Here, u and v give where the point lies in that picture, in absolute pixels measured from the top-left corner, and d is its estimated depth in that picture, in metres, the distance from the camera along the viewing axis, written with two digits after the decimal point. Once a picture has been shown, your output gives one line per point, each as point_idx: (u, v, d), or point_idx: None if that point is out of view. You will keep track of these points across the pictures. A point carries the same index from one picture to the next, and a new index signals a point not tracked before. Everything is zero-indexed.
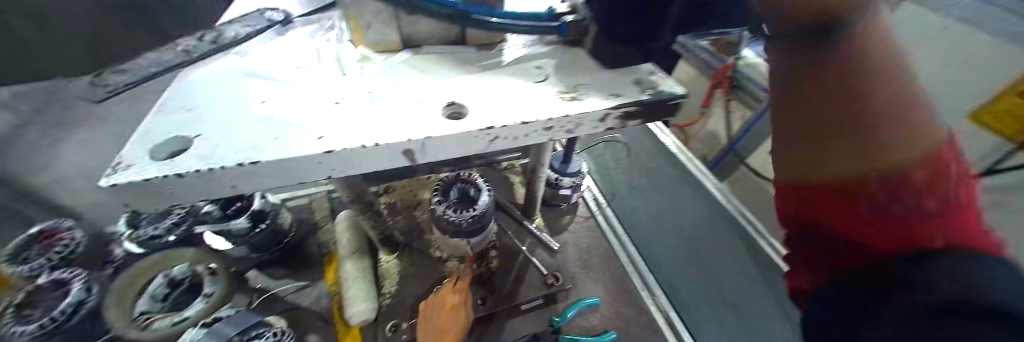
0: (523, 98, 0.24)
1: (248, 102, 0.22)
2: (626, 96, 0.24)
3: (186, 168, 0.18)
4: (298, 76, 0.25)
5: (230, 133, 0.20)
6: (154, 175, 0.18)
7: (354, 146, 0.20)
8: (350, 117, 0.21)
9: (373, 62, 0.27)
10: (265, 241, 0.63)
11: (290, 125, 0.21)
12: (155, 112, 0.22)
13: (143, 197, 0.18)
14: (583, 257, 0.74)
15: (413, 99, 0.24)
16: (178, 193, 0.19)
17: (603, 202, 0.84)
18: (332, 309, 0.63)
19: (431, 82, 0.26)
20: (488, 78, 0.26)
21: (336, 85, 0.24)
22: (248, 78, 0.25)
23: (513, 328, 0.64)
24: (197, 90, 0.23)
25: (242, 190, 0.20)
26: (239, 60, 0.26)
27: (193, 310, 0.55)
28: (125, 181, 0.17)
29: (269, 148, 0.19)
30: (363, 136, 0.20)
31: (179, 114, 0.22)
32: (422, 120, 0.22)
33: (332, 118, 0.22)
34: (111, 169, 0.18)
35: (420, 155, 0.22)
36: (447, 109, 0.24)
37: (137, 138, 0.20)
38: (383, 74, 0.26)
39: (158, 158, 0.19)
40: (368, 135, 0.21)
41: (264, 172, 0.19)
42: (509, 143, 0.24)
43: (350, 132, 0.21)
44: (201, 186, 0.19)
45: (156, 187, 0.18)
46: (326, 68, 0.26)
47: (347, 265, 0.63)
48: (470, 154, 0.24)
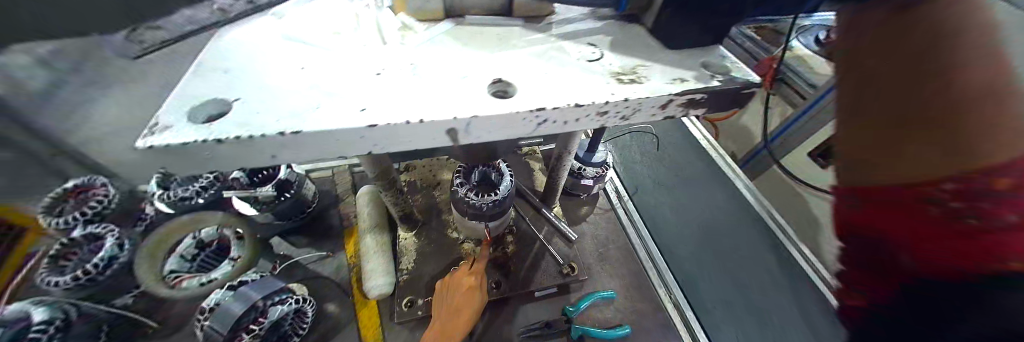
0: (576, 79, 0.22)
1: (286, 67, 0.21)
2: (691, 81, 0.22)
3: (225, 134, 0.17)
4: (336, 43, 0.23)
5: (270, 100, 0.19)
6: (192, 140, 0.17)
7: (400, 122, 0.18)
8: (393, 90, 0.20)
9: (414, 32, 0.25)
10: (288, 210, 0.65)
11: (330, 94, 0.19)
12: (191, 72, 0.21)
13: (180, 162, 0.18)
14: (601, 249, 0.72)
15: (457, 74, 0.22)
16: (215, 160, 0.18)
17: (625, 195, 0.82)
18: (351, 280, 0.65)
19: (476, 56, 0.24)
20: (536, 55, 0.24)
21: (377, 55, 0.23)
22: (285, 41, 0.23)
23: (525, 314, 0.64)
24: (233, 51, 0.22)
25: (279, 160, 0.19)
26: (275, 23, 0.25)
27: (220, 272, 0.57)
28: (162, 143, 0.16)
29: (310, 117, 0.18)
30: (408, 111, 0.19)
31: (216, 76, 0.20)
32: (469, 96, 0.20)
33: (374, 88, 0.20)
34: (147, 130, 0.17)
35: (464, 135, 0.21)
36: (493, 86, 0.22)
37: (173, 99, 0.19)
38: (424, 44, 0.24)
39: (195, 121, 0.18)
40: (413, 110, 0.19)
41: (304, 144, 0.18)
42: (559, 127, 0.22)
43: (394, 106, 0.19)
44: (239, 154, 0.18)
45: (194, 152, 0.17)
46: (365, 36, 0.24)
47: (367, 239, 0.63)
48: (515, 137, 0.22)
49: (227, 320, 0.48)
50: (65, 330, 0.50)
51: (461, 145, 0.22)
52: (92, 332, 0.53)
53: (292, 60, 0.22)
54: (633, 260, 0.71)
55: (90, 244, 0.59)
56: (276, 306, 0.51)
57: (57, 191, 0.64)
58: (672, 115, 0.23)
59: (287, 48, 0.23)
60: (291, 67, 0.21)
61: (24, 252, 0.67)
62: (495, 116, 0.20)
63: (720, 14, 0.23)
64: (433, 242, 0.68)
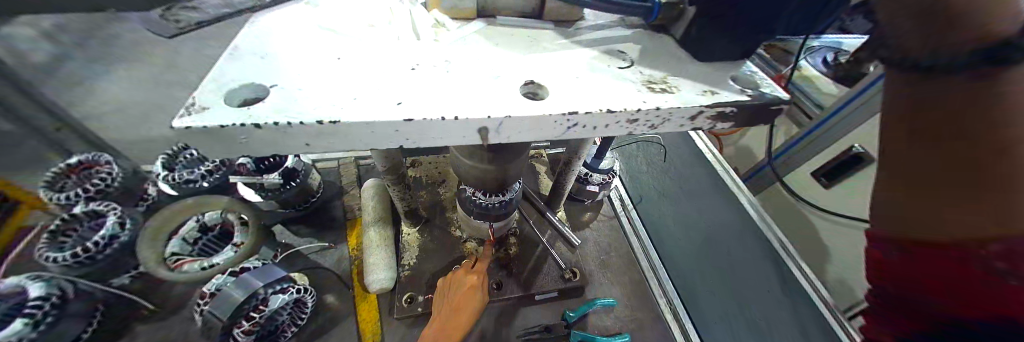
0: (608, 84, 0.22)
1: (321, 56, 0.21)
2: (721, 94, 0.22)
3: (263, 119, 0.17)
4: (370, 35, 0.23)
5: (306, 88, 0.19)
6: (229, 123, 0.17)
7: (435, 118, 0.18)
8: (428, 86, 0.20)
9: (447, 29, 0.25)
10: (289, 198, 0.64)
11: (365, 87, 0.19)
12: (228, 55, 0.21)
13: (213, 145, 0.18)
14: (603, 256, 0.72)
15: (490, 73, 0.22)
16: (249, 144, 0.18)
17: (629, 203, 0.82)
18: (351, 273, 0.64)
19: (507, 56, 0.24)
20: (567, 59, 0.24)
21: (410, 49, 0.23)
22: (320, 30, 0.23)
23: (525, 317, 0.64)
24: (267, 37, 0.22)
25: (311, 149, 0.19)
26: (309, 11, 0.25)
27: (222, 258, 0.56)
28: (201, 125, 0.16)
29: (346, 108, 0.18)
30: (443, 108, 0.19)
31: (253, 61, 0.21)
32: (502, 96, 0.21)
33: (409, 83, 0.20)
34: (185, 111, 0.17)
35: (494, 134, 0.21)
36: (525, 88, 0.22)
37: (210, 80, 0.19)
38: (456, 41, 0.24)
39: (233, 105, 0.18)
40: (448, 107, 0.19)
41: (339, 134, 0.18)
42: (587, 132, 0.22)
43: (429, 101, 0.19)
44: (274, 140, 0.18)
45: (230, 135, 0.17)
46: (399, 30, 0.24)
47: (371, 232, 0.63)
48: (543, 139, 0.22)
49: (228, 306, 0.47)
50: (60, 307, 0.49)
51: (489, 146, 0.22)
52: (89, 309, 0.53)
53: (326, 50, 0.22)
54: (635, 269, 0.71)
55: (89, 222, 0.59)
56: (277, 295, 0.50)
57: (60, 166, 0.64)
58: (699, 127, 0.23)
59: (321, 38, 0.23)
60: (326, 57, 0.21)
61: (18, 226, 0.65)
62: (529, 117, 0.20)
63: (753, 31, 0.23)
64: (436, 240, 0.68)
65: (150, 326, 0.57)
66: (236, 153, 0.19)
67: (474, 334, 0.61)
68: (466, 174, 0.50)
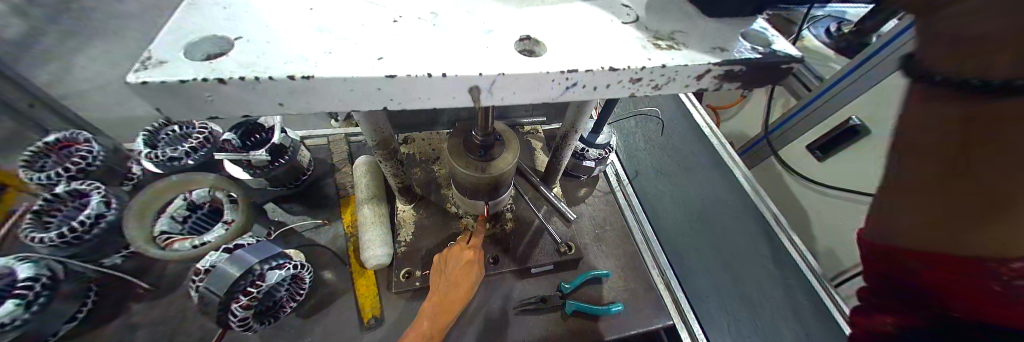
0: (608, 41, 0.21)
1: (292, 7, 0.19)
2: (730, 51, 0.21)
3: (228, 74, 0.15)
4: None
5: (276, 41, 0.17)
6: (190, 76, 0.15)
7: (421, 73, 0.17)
8: (411, 40, 0.18)
9: None
10: (281, 176, 0.63)
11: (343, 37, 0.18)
12: (188, 7, 0.19)
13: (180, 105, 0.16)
14: (598, 230, 0.73)
15: (480, 28, 0.20)
16: (215, 103, 0.16)
17: (625, 179, 0.82)
18: (347, 250, 0.64)
19: (499, 10, 0.22)
20: (566, 14, 0.22)
21: (392, 1, 0.21)
22: None
23: (522, 289, 0.64)
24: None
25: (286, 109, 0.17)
26: None
27: (214, 236, 0.54)
28: (157, 80, 0.15)
29: (322, 63, 0.16)
30: (429, 64, 0.17)
31: (217, 12, 0.19)
32: (495, 50, 0.19)
33: (393, 37, 0.18)
34: (140, 65, 0.15)
35: (486, 96, 0.19)
36: (519, 44, 0.20)
37: (169, 33, 0.17)
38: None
39: (194, 59, 0.16)
40: (436, 62, 0.18)
41: (316, 92, 0.16)
42: (586, 93, 0.21)
43: (412, 56, 0.18)
44: (243, 99, 0.16)
45: (194, 93, 0.15)
46: None
47: (365, 209, 0.62)
48: (539, 101, 0.21)
49: (223, 282, 0.47)
50: (52, 287, 0.48)
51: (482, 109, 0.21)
52: (82, 288, 0.53)
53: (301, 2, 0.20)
54: (630, 242, 0.72)
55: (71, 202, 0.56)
56: (274, 271, 0.50)
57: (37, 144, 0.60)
58: (704, 87, 0.22)
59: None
60: (299, 11, 0.19)
61: (2, 213, 0.61)
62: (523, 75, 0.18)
63: None
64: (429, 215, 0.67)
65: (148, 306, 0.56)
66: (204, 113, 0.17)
67: (473, 307, 0.62)
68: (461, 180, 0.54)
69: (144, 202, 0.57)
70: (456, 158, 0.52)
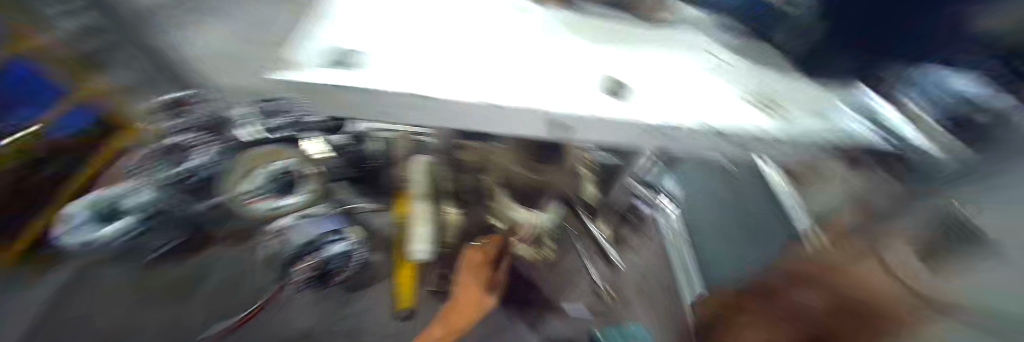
0: (671, 75, 0.35)
1: (455, 48, 0.31)
2: (730, 129, 0.32)
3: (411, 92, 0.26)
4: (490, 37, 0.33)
5: (445, 70, 0.28)
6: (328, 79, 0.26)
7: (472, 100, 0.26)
8: (525, 80, 0.29)
9: (557, 33, 0.36)
10: (354, 161, 0.65)
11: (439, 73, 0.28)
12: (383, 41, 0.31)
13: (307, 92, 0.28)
14: (641, 281, 0.70)
15: (580, 70, 0.32)
16: (407, 113, 0.28)
17: (678, 235, 0.73)
18: (395, 239, 0.67)
19: (592, 60, 0.33)
20: (642, 63, 0.35)
21: (520, 49, 0.32)
22: (452, 28, 0.33)
23: (547, 327, 0.64)
24: (356, 20, 0.33)
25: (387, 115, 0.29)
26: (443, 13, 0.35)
27: (294, 201, 0.61)
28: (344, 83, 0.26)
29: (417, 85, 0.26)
30: (536, 100, 0.28)
31: (406, 46, 0.30)
32: (531, 92, 0.28)
33: (460, 70, 0.29)
34: (344, 66, 0.27)
35: (568, 130, 0.30)
36: (608, 88, 0.30)
37: (352, 54, 0.29)
38: (560, 43, 0.35)
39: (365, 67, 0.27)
40: (539, 100, 0.28)
41: (461, 109, 0.27)
42: (638, 134, 0.31)
43: (464, 88, 0.27)
44: (427, 110, 0.28)
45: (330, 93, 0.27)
46: (515, 32, 0.35)
47: (417, 205, 0.65)
48: (609, 136, 0.31)
49: (299, 238, 0.61)
50: (162, 212, 0.61)
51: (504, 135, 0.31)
52: (189, 226, 0.63)
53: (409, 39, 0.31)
54: (673, 302, 0.67)
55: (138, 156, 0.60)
56: (334, 242, 0.62)
57: None
58: (720, 143, 0.33)
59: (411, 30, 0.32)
60: (413, 48, 0.30)
61: (110, 158, 0.61)
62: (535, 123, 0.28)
63: None
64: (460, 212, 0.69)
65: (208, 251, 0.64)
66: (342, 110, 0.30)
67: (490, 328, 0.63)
68: (513, 179, 0.66)
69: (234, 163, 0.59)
70: (508, 160, 0.63)
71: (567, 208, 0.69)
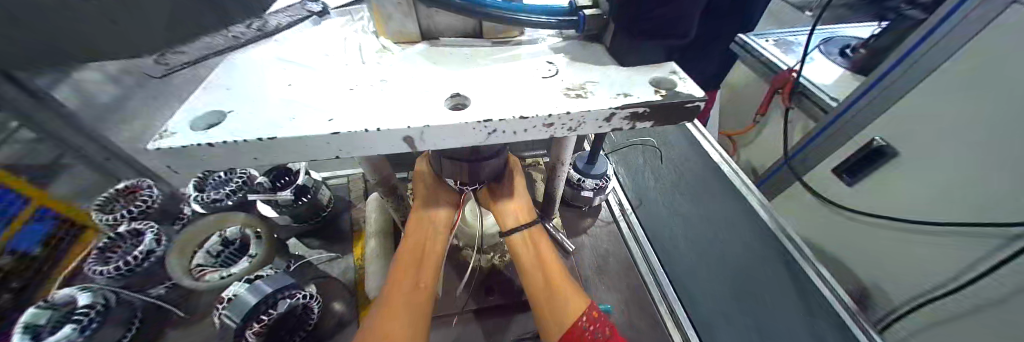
0: (643, 76, 0.27)
1: (340, 87, 0.25)
2: (638, 95, 0.24)
3: (279, 134, 0.21)
4: (368, 78, 0.26)
5: (338, 103, 0.23)
6: (392, 126, 0.21)
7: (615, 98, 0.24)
8: (494, 93, 0.25)
9: (504, 53, 0.30)
10: (305, 213, 0.68)
11: (422, 93, 0.25)
12: (252, 82, 0.26)
13: (281, 148, 0.21)
14: (600, 260, 0.72)
15: (549, 70, 0.28)
16: (301, 150, 0.22)
17: (627, 208, 0.82)
18: (356, 281, 0.68)
19: (583, 73, 0.27)
20: (639, 79, 0.26)
21: (439, 79, 0.26)
22: (318, 65, 0.27)
23: (517, 324, 0.66)
24: (222, 74, 0.27)
25: (412, 140, 0.23)
26: (327, 54, 0.29)
27: (238, 268, 0.58)
28: (167, 145, 0.20)
29: (442, 94, 0.24)
30: (512, 108, 0.23)
31: (282, 87, 0.25)
32: (367, 111, 0.22)
33: (254, 102, 0.24)
34: (158, 136, 0.21)
35: (523, 131, 0.24)
36: (572, 91, 0.25)
37: (183, 114, 0.23)
38: (531, 54, 0.30)
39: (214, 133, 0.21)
40: (513, 108, 0.23)
41: (373, 140, 0.22)
42: (595, 128, 0.25)
43: (482, 84, 0.26)
44: (315, 147, 0.22)
45: (314, 140, 0.21)
46: (393, 67, 0.27)
47: (371, 243, 0.67)
48: (550, 132, 0.25)
49: (240, 309, 0.51)
50: (104, 314, 0.54)
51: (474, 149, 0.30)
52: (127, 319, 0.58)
53: (275, 88, 0.25)
54: (634, 272, 0.71)
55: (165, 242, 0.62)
56: (285, 300, 0.54)
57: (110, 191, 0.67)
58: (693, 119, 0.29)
59: (286, 58, 0.28)
60: (198, 97, 0.24)
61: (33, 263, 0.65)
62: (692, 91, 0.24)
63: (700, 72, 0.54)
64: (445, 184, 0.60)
65: (197, 318, 0.64)
66: (299, 155, 0.22)
67: None
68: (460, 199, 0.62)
69: (184, 238, 0.60)
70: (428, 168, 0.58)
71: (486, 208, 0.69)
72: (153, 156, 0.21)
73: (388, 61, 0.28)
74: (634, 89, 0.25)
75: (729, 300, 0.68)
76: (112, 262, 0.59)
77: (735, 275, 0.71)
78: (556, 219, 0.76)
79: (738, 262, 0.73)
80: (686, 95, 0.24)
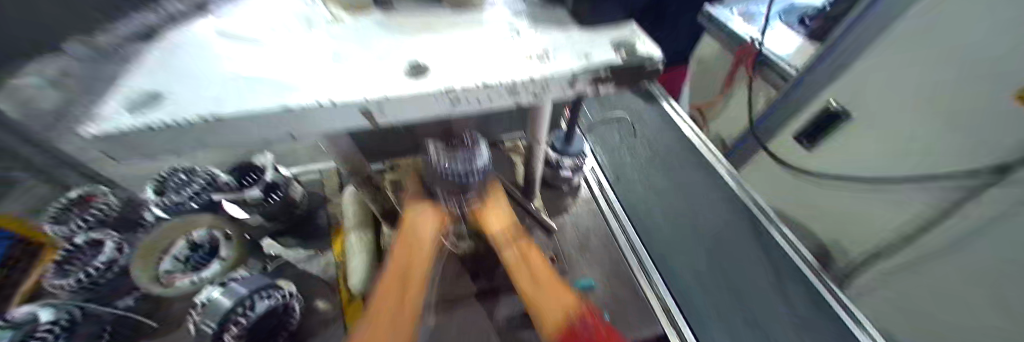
0: (605, 38, 0.27)
1: (290, 63, 0.23)
2: (599, 58, 0.24)
3: (223, 113, 0.19)
4: (321, 53, 0.24)
5: (287, 79, 0.22)
6: (348, 99, 0.21)
7: (576, 61, 0.24)
8: (455, 61, 0.24)
9: (465, 21, 0.29)
10: (277, 211, 0.65)
11: (380, 65, 0.24)
12: (193, 63, 0.24)
13: (229, 129, 0.20)
14: (583, 240, 0.72)
15: (511, 36, 0.27)
16: (253, 130, 0.21)
17: (606, 184, 0.83)
18: (337, 277, 0.66)
19: (545, 38, 0.27)
20: (602, 42, 0.26)
21: (397, 51, 0.25)
22: (265, 43, 0.26)
23: (505, 304, 0.67)
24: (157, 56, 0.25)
25: (370, 113, 0.22)
26: (275, 29, 0.27)
27: (209, 272, 0.57)
28: (100, 131, 0.18)
29: (401, 65, 0.24)
30: (473, 77, 0.23)
31: (226, 66, 0.23)
32: (318, 85, 0.21)
33: (194, 83, 0.22)
34: (89, 123, 0.19)
35: (487, 101, 0.24)
36: (534, 56, 0.25)
37: (117, 99, 0.21)
38: (493, 21, 0.29)
39: (151, 116, 0.20)
40: (475, 76, 0.23)
41: (328, 116, 0.21)
42: (560, 94, 0.25)
43: (441, 53, 0.25)
44: (266, 126, 0.21)
45: (261, 118, 0.20)
46: (348, 41, 0.26)
47: (351, 236, 0.65)
48: (514, 101, 0.24)
49: (215, 312, 0.50)
50: (69, 329, 0.51)
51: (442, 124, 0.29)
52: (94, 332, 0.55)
53: (218, 68, 0.23)
54: (614, 249, 0.71)
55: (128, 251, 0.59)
56: (263, 300, 0.52)
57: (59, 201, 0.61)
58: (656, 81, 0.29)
59: (229, 35, 0.27)
60: (133, 81, 0.23)
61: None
62: (652, 52, 0.25)
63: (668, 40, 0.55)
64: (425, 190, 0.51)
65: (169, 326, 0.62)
66: (250, 137, 0.21)
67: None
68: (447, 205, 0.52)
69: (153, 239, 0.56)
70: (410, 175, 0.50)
71: None
72: (83, 142, 0.20)
73: (341, 34, 0.27)
74: (596, 52, 0.25)
75: (709, 266, 0.72)
76: (72, 274, 0.55)
77: (714, 243, 0.75)
78: (538, 199, 0.77)
79: (717, 232, 0.77)
80: (646, 56, 0.24)
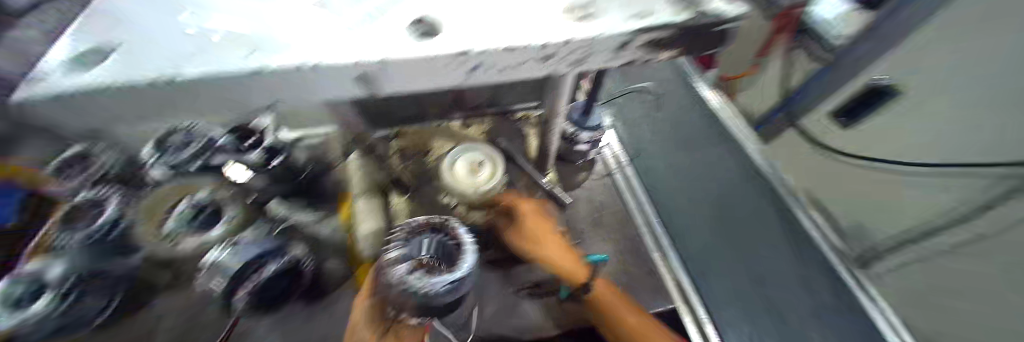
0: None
1: (272, 21, 0.21)
2: (656, 15, 0.19)
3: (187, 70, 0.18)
4: (310, 11, 0.22)
5: (265, 39, 0.20)
6: (336, 59, 0.18)
7: (624, 16, 0.19)
8: (471, 15, 0.20)
9: None
10: (282, 175, 0.62)
11: (371, 21, 0.20)
12: (175, 23, 0.23)
13: (199, 88, 0.19)
14: (595, 214, 0.71)
15: None
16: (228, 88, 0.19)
17: (624, 160, 0.79)
18: (347, 242, 0.66)
19: None
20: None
21: (398, 5, 0.21)
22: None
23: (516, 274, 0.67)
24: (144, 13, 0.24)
25: (370, 77, 0.19)
26: None
27: (219, 231, 0.56)
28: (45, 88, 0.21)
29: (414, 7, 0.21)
30: (494, 35, 0.19)
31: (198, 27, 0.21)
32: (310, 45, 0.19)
33: (172, 44, 0.21)
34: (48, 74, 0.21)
35: (508, 67, 0.20)
36: (569, 10, 0.20)
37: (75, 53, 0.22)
38: None
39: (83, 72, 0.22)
40: (494, 34, 0.19)
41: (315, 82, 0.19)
42: (604, 58, 0.20)
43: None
44: (240, 86, 0.19)
45: (233, 76, 0.19)
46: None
47: (359, 203, 0.64)
48: (544, 67, 0.20)
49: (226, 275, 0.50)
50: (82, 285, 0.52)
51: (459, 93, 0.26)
52: (109, 287, 0.56)
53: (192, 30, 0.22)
54: (629, 225, 0.70)
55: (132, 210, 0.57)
56: (272, 264, 0.52)
57: None
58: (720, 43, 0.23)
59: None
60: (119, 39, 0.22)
61: None
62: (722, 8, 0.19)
63: None
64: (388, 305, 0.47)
65: (186, 283, 0.63)
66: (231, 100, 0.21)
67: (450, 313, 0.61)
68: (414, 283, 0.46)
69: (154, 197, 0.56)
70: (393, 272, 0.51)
71: (480, 163, 0.66)
72: None
73: None
74: (652, 7, 0.20)
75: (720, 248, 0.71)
76: (78, 232, 0.54)
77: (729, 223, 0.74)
78: (551, 174, 0.74)
79: (735, 211, 0.74)
80: (717, 14, 0.19)
